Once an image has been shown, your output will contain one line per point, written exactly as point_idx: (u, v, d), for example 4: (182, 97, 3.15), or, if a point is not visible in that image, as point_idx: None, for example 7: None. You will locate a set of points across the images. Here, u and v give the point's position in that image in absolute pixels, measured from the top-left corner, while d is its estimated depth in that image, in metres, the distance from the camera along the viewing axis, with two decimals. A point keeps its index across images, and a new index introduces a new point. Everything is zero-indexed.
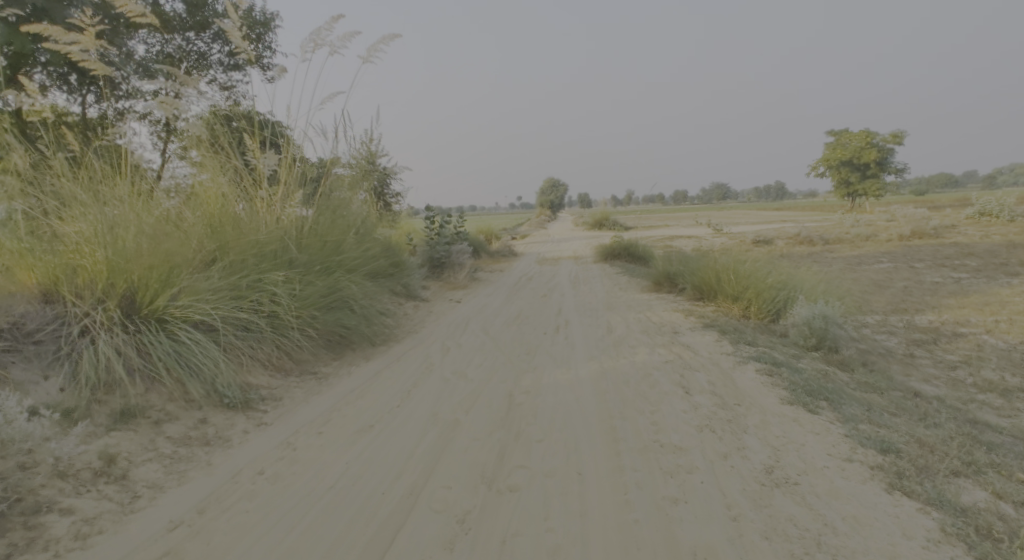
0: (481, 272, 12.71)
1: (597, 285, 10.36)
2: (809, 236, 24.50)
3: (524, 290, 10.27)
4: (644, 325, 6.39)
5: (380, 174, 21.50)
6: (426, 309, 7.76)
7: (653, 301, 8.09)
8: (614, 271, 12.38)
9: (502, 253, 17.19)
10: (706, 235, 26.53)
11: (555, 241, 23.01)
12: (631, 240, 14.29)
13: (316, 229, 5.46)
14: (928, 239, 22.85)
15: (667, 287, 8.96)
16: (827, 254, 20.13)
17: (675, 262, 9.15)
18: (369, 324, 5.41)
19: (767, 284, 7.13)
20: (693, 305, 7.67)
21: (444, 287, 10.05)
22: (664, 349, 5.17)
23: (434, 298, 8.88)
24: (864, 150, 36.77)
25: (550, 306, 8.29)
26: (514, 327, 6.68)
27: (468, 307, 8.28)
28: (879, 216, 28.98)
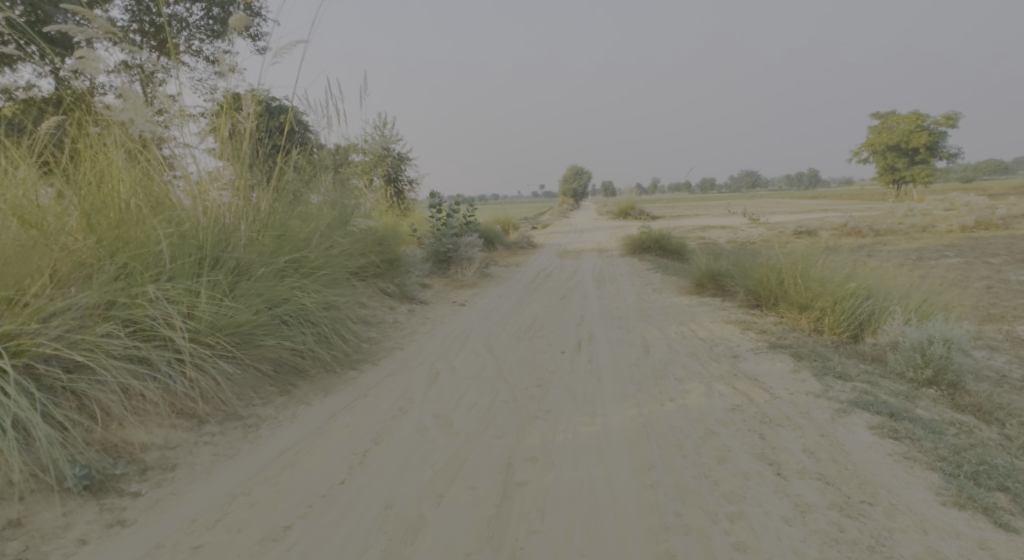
0: (495, 267, 11.41)
1: (626, 285, 8.97)
2: (857, 228, 22.53)
3: (542, 290, 8.93)
4: (692, 342, 5.01)
5: (393, 160, 20.27)
6: (423, 316, 6.51)
7: (697, 307, 6.71)
8: (645, 267, 10.94)
9: (521, 245, 15.86)
10: (742, 225, 24.74)
11: (578, 231, 21.55)
12: (663, 231, 12.77)
13: (267, 219, 4.17)
14: (992, 232, 20.71)
15: (713, 289, 7.51)
16: (879, 247, 18.28)
17: (722, 260, 7.69)
18: (335, 344, 4.16)
19: (846, 291, 5.68)
20: (749, 314, 6.25)
21: (451, 286, 8.78)
22: (727, 385, 3.81)
23: (436, 300, 7.62)
24: (913, 134, 34.18)
25: (571, 311, 6.95)
26: (525, 342, 5.39)
27: (474, 312, 7.00)
28: (932, 205, 26.68)
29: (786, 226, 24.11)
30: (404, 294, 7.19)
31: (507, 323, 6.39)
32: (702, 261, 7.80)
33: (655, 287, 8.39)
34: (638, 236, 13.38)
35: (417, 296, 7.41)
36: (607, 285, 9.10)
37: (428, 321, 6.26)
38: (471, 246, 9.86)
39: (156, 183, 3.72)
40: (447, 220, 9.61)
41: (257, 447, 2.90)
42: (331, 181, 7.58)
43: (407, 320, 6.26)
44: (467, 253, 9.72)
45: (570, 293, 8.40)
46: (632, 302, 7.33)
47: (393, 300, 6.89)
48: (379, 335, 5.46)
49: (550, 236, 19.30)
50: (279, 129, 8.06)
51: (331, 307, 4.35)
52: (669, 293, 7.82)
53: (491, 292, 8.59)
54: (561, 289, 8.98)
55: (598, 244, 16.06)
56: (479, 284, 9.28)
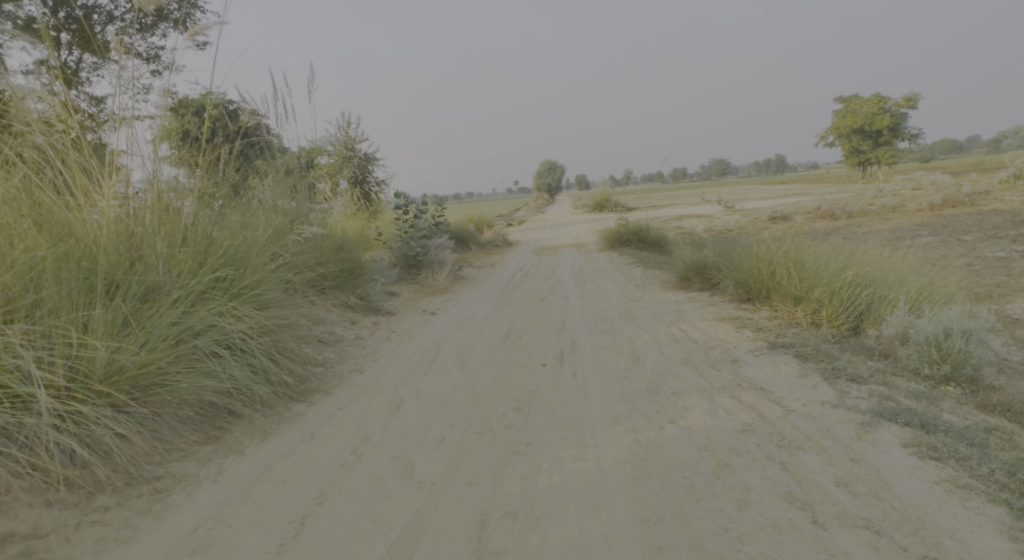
0: (468, 269, 10.84)
1: (606, 282, 8.50)
2: (831, 210, 22.59)
3: (518, 292, 8.40)
4: (684, 347, 4.55)
5: (359, 162, 19.52)
6: (389, 329, 5.93)
7: (684, 304, 6.26)
8: (625, 262, 10.50)
9: (495, 243, 15.32)
10: (718, 213, 24.60)
11: (554, 227, 21.10)
12: (641, 223, 12.34)
13: (186, 241, 3.62)
14: (960, 209, 20.92)
15: (699, 282, 7.08)
16: (855, 229, 18.22)
17: (707, 251, 7.25)
18: (274, 378, 3.61)
19: (843, 280, 5.27)
20: (740, 309, 5.81)
21: (420, 292, 8.19)
22: (731, 398, 3.35)
23: (404, 309, 7.04)
24: (877, 116, 34.62)
25: (549, 315, 6.44)
26: (500, 354, 4.86)
27: (445, 321, 6.45)
28: (901, 185, 26.96)
29: (761, 212, 24.05)
30: (369, 305, 6.58)
31: (480, 331, 5.84)
32: (686, 253, 7.36)
33: (637, 284, 7.93)
34: (615, 229, 12.94)
35: (383, 306, 6.82)
36: (587, 283, 8.61)
37: (393, 334, 5.69)
38: (441, 248, 9.28)
39: (42, 208, 3.18)
40: (414, 222, 9.01)
41: (164, 520, 2.39)
42: (282, 186, 6.94)
43: (371, 334, 5.68)
44: (436, 256, 9.13)
45: (548, 294, 7.89)
46: (615, 302, 6.85)
47: (356, 313, 6.29)
48: (336, 356, 4.87)
49: (525, 234, 18.80)
50: (223, 131, 7.38)
51: (270, 334, 3.81)
52: (653, 289, 7.37)
53: (464, 297, 8.03)
54: (538, 290, 8.47)
55: (575, 239, 15.60)
56: (451, 288, 8.71)
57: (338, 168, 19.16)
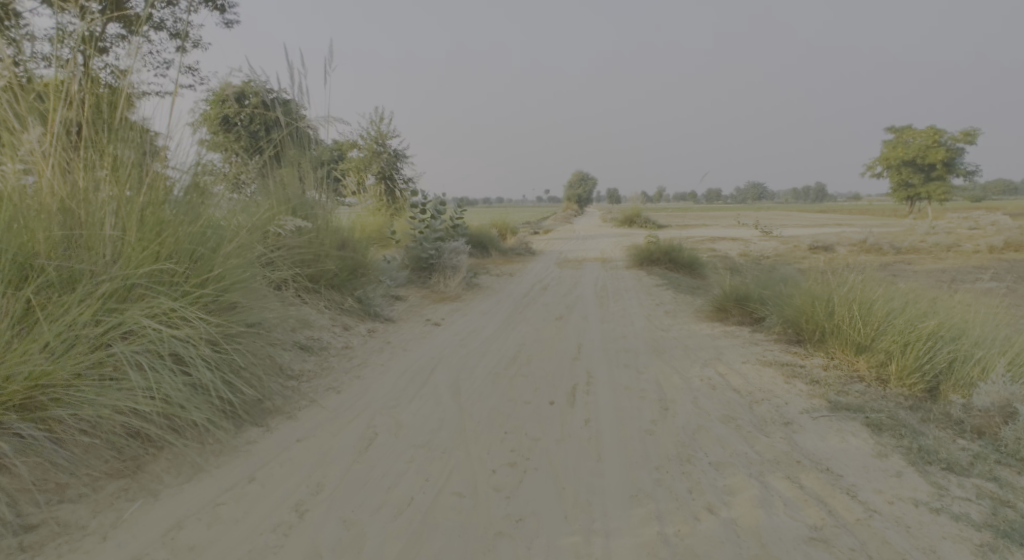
0: (485, 276, 10.21)
1: (632, 304, 7.75)
2: (877, 245, 21.38)
3: (536, 307, 7.71)
4: (723, 396, 3.79)
5: (387, 157, 19.11)
6: (385, 338, 5.30)
7: (720, 339, 5.49)
8: (654, 283, 9.73)
9: (518, 251, 14.68)
10: (754, 238, 23.56)
11: (581, 238, 20.40)
12: (674, 243, 11.54)
13: (135, 221, 2.94)
14: (1020, 255, 19.54)
15: (738, 314, 6.27)
16: (903, 266, 17.08)
17: (750, 280, 6.46)
18: (222, 397, 2.90)
19: (921, 331, 4.41)
20: (789, 352, 5.02)
21: (429, 299, 7.57)
22: (790, 481, 2.60)
23: (408, 316, 6.42)
24: (930, 150, 32.99)
25: (567, 337, 5.73)
26: (505, 382, 4.16)
27: (450, 334, 5.79)
28: (954, 224, 25.47)
29: (801, 240, 22.93)
30: (368, 308, 5.96)
31: (487, 350, 5.16)
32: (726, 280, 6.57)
33: (667, 309, 7.15)
34: (645, 247, 12.16)
35: (385, 310, 6.20)
36: (611, 303, 7.88)
37: (389, 345, 5.05)
38: (456, 252, 8.66)
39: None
40: (429, 222, 8.41)
41: None
42: (289, 171, 6.41)
43: (364, 344, 5.04)
44: (451, 261, 8.51)
45: (567, 312, 7.18)
46: (642, 328, 6.11)
47: (352, 317, 5.67)
48: (317, 368, 4.23)
49: (550, 243, 18.12)
50: (233, 111, 6.91)
51: (230, 339, 3.12)
52: (685, 317, 6.60)
53: (476, 308, 7.38)
54: (557, 306, 7.77)
55: (601, 253, 14.87)
56: (463, 296, 8.07)
57: (365, 162, 18.78)
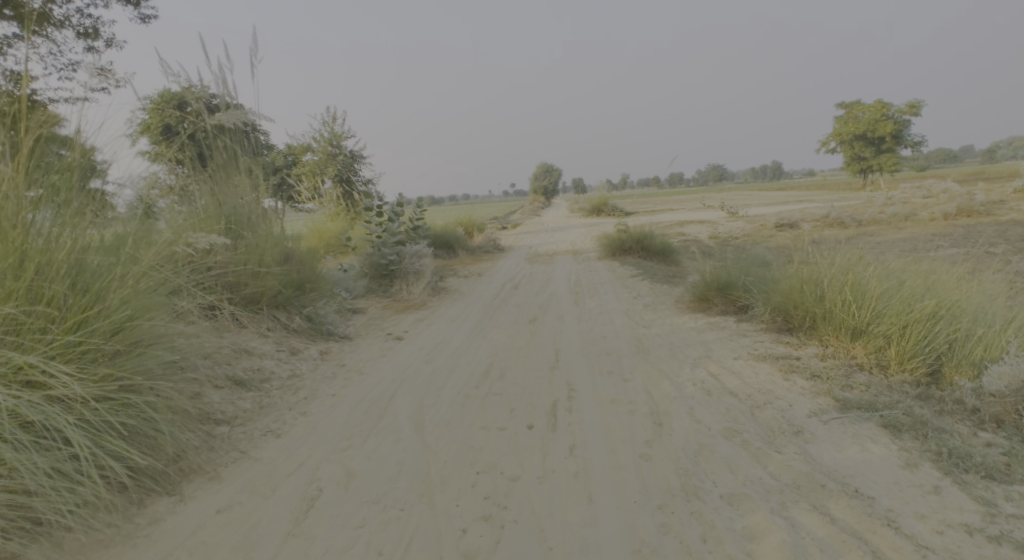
0: (453, 279, 9.66)
1: (609, 298, 7.32)
2: (840, 219, 21.61)
3: (507, 308, 7.22)
4: (721, 403, 3.37)
5: (343, 159, 18.35)
6: (339, 361, 4.72)
7: (706, 334, 5.10)
8: (629, 273, 9.33)
9: (486, 248, 14.16)
10: (721, 220, 23.59)
11: (550, 232, 20.00)
12: (645, 230, 11.17)
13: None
14: (975, 220, 20.00)
15: (721, 303, 5.91)
16: (869, 239, 17.21)
17: (730, 265, 6.10)
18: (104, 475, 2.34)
19: (922, 311, 4.06)
20: (781, 342, 4.66)
21: (392, 308, 7.00)
22: (816, 516, 2.17)
23: (367, 330, 5.85)
24: (879, 123, 33.73)
25: (542, 342, 5.27)
26: (474, 405, 3.67)
27: (414, 348, 5.25)
28: (909, 193, 26.02)
29: (767, 218, 23.03)
30: (320, 325, 5.37)
31: (455, 365, 4.65)
32: (704, 267, 6.20)
33: (646, 302, 6.75)
34: (615, 236, 11.78)
35: (342, 326, 5.62)
36: (586, 299, 7.44)
37: (344, 369, 4.48)
38: (419, 255, 8.09)
39: None
40: (387, 226, 7.83)
41: None
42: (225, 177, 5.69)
43: (315, 369, 4.47)
44: (413, 265, 7.94)
45: (541, 313, 6.72)
46: (621, 325, 5.68)
47: (303, 337, 5.08)
48: (257, 405, 3.70)
49: (519, 237, 17.69)
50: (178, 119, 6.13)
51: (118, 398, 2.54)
52: (666, 310, 6.18)
53: (443, 315, 6.85)
54: (530, 306, 7.29)
55: (571, 245, 14.46)
56: (429, 302, 7.52)
57: (321, 166, 18.01)
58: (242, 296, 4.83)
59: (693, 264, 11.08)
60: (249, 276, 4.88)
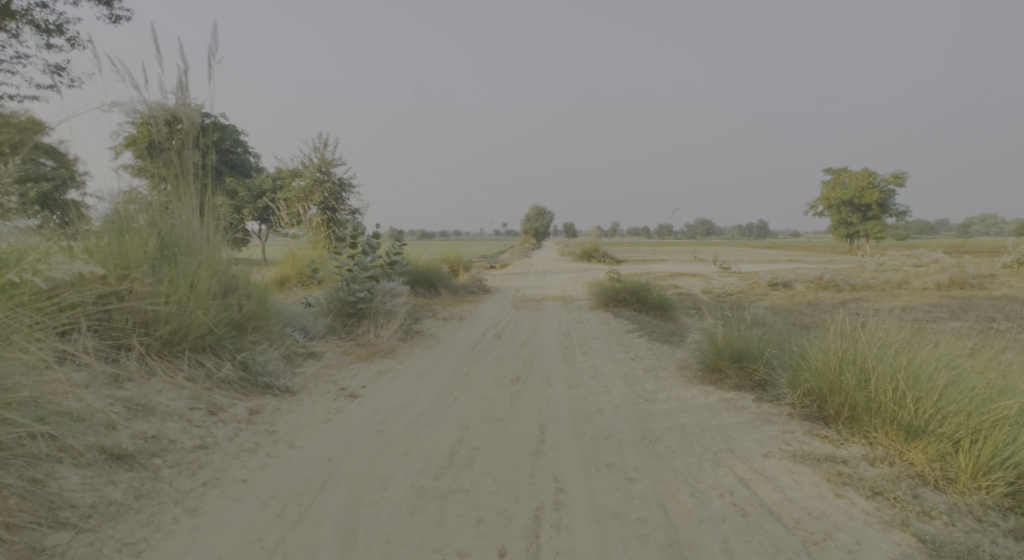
0: (430, 322, 8.74)
1: (603, 358, 6.45)
2: (833, 282, 21.19)
3: (486, 362, 6.32)
4: (764, 533, 2.50)
5: (329, 186, 17.64)
6: (271, 425, 3.77)
7: (722, 416, 4.23)
8: (623, 328, 8.51)
9: (470, 289, 13.29)
10: (712, 274, 23.12)
11: (538, 274, 19.27)
12: (641, 282, 10.41)
13: None
14: (968, 293, 19.65)
15: (735, 376, 5.06)
16: (864, 306, 16.73)
17: (745, 331, 5.30)
18: None
19: (999, 416, 3.27)
20: (816, 436, 3.79)
21: (354, 354, 6.06)
22: None
23: (317, 383, 4.90)
24: (867, 190, 34.05)
25: (525, 413, 4.38)
26: (430, 509, 2.79)
27: (370, 410, 4.31)
28: (899, 261, 25.82)
29: (759, 276, 22.54)
30: (259, 374, 4.40)
31: (415, 439, 3.73)
32: (715, 332, 5.38)
33: (646, 366, 5.89)
34: (608, 286, 11.00)
35: (287, 375, 4.67)
36: (576, 357, 6.56)
37: (273, 438, 3.53)
38: (393, 294, 7.22)
39: None
40: (358, 259, 6.96)
41: None
42: (169, 196, 4.76)
43: (235, 435, 3.51)
44: (385, 304, 7.07)
45: (525, 371, 5.82)
46: (620, 395, 4.81)
47: (232, 390, 4.11)
48: (132, 493, 2.62)
49: (505, 279, 16.88)
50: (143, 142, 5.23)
51: None
52: (670, 378, 5.32)
53: (411, 366, 5.91)
54: (512, 361, 6.40)
55: (560, 292, 13.65)
56: (399, 349, 6.59)
57: (306, 191, 17.26)
58: (158, 336, 3.87)
59: (690, 322, 10.30)
60: (169, 312, 3.94)
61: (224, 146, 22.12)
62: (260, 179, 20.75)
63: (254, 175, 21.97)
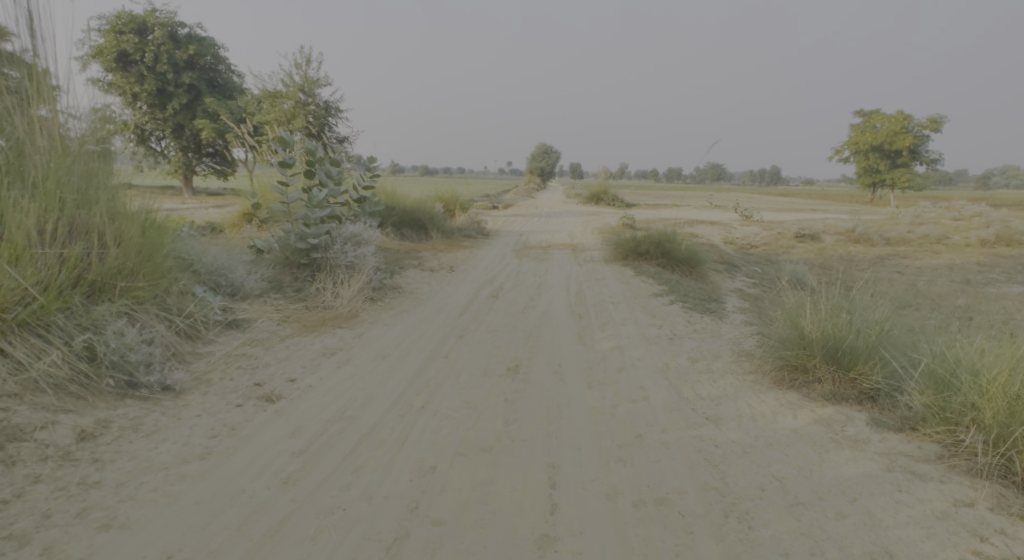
0: (412, 275, 7.17)
1: (629, 335, 4.89)
2: (865, 235, 19.39)
3: (475, 337, 4.76)
4: None
5: (313, 110, 15.68)
6: (101, 463, 2.25)
7: (834, 459, 2.68)
8: (648, 290, 6.93)
9: (466, 232, 11.62)
10: (732, 222, 21.30)
11: (545, 216, 17.57)
12: (666, 233, 8.73)
13: None
14: (1013, 251, 17.88)
15: (832, 381, 3.50)
16: (902, 265, 15.05)
17: (848, 312, 3.69)
18: None
19: None
20: (1017, 517, 2.20)
21: (298, 321, 4.47)
22: None
23: (226, 372, 3.32)
24: (898, 136, 31.47)
25: (525, 440, 2.85)
26: None
27: (281, 426, 2.76)
28: (934, 213, 23.81)
29: (784, 226, 20.73)
30: (115, 366, 2.85)
31: (337, 502, 2.22)
32: (802, 313, 3.77)
33: (691, 354, 4.33)
34: (626, 235, 9.32)
35: (170, 364, 3.11)
36: (594, 333, 4.99)
37: (82, 504, 2.01)
38: (357, 242, 5.53)
39: None
40: (308, 194, 5.28)
41: None
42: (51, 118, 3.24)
43: (13, 499, 1.99)
44: (345, 255, 5.35)
45: (527, 355, 4.28)
46: (665, 409, 3.28)
47: (55, 396, 2.57)
48: None
49: (507, 221, 15.15)
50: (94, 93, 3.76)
51: None
52: (729, 378, 3.77)
53: (372, 341, 4.35)
54: (511, 335, 4.85)
55: (568, 238, 11.98)
56: (363, 314, 5.02)
57: (287, 115, 15.46)
58: None
59: (722, 283, 8.69)
60: None
61: (201, 63, 19.93)
62: (239, 102, 18.72)
63: (234, 97, 19.90)
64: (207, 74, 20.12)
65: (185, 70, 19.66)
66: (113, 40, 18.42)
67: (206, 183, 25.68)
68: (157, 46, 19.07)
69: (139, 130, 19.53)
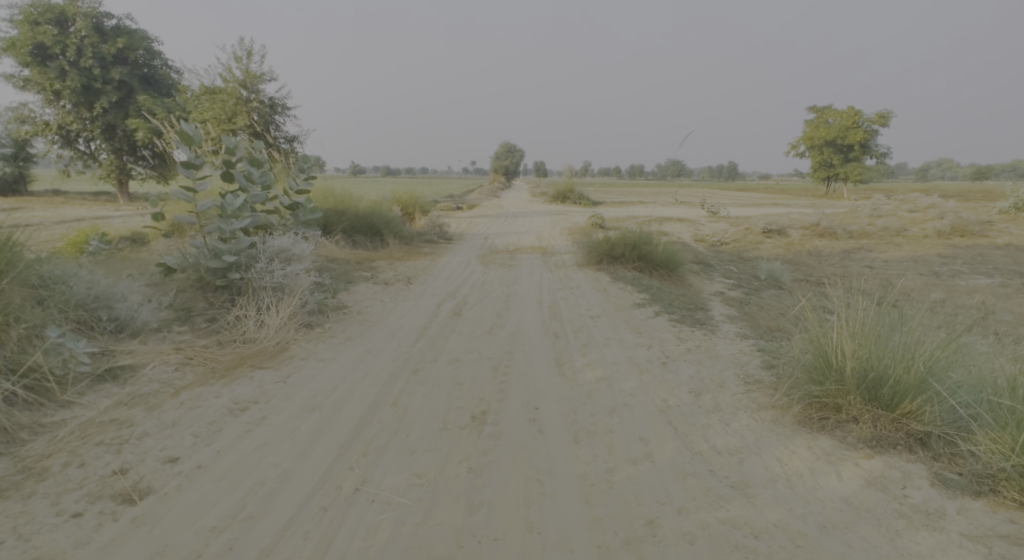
0: (361, 290, 6.28)
1: (614, 360, 4.16)
2: (830, 228, 19.33)
3: (432, 371, 3.94)
4: None
5: (256, 108, 14.45)
6: None
7: (911, 551, 2.01)
8: (627, 299, 6.23)
9: (425, 237, 10.73)
10: (699, 218, 21.01)
11: (510, 216, 16.81)
12: (641, 234, 8.07)
13: None
14: (970, 241, 18.00)
15: (872, 423, 2.78)
16: (869, 259, 14.89)
17: (896, 327, 2.98)
18: None
19: None
20: None
21: (206, 362, 3.56)
22: None
23: (77, 456, 2.39)
24: (852, 130, 31.99)
25: (495, 542, 2.09)
26: None
27: (141, 547, 1.94)
28: (892, 205, 24.06)
29: (750, 221, 20.53)
30: None
31: None
32: (835, 326, 3.03)
33: (691, 385, 3.62)
34: (598, 237, 8.62)
35: None
36: (574, 359, 4.24)
37: None
38: (287, 258, 4.61)
39: None
40: (220, 201, 4.32)
41: None
42: None
43: None
44: (271, 275, 4.40)
45: (496, 395, 3.50)
46: (675, 471, 2.54)
47: None
48: None
49: (470, 223, 14.29)
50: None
51: None
52: (744, 418, 3.08)
53: (303, 385, 3.48)
54: (475, 366, 4.05)
55: (535, 241, 11.21)
56: (293, 347, 4.12)
57: (228, 112, 14.04)
58: None
59: (703, 287, 8.07)
60: None
61: (132, 59, 18.30)
62: (176, 100, 17.24)
63: (171, 95, 18.37)
64: (139, 70, 18.49)
65: (115, 66, 17.99)
66: (29, 33, 16.67)
67: (146, 189, 23.91)
68: (82, 40, 17.39)
69: (63, 132, 17.85)
